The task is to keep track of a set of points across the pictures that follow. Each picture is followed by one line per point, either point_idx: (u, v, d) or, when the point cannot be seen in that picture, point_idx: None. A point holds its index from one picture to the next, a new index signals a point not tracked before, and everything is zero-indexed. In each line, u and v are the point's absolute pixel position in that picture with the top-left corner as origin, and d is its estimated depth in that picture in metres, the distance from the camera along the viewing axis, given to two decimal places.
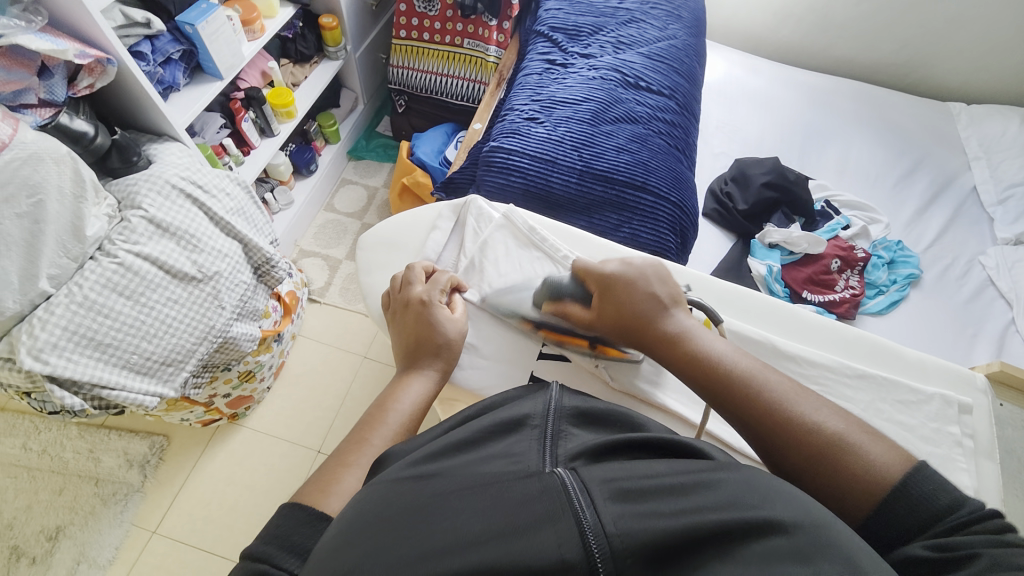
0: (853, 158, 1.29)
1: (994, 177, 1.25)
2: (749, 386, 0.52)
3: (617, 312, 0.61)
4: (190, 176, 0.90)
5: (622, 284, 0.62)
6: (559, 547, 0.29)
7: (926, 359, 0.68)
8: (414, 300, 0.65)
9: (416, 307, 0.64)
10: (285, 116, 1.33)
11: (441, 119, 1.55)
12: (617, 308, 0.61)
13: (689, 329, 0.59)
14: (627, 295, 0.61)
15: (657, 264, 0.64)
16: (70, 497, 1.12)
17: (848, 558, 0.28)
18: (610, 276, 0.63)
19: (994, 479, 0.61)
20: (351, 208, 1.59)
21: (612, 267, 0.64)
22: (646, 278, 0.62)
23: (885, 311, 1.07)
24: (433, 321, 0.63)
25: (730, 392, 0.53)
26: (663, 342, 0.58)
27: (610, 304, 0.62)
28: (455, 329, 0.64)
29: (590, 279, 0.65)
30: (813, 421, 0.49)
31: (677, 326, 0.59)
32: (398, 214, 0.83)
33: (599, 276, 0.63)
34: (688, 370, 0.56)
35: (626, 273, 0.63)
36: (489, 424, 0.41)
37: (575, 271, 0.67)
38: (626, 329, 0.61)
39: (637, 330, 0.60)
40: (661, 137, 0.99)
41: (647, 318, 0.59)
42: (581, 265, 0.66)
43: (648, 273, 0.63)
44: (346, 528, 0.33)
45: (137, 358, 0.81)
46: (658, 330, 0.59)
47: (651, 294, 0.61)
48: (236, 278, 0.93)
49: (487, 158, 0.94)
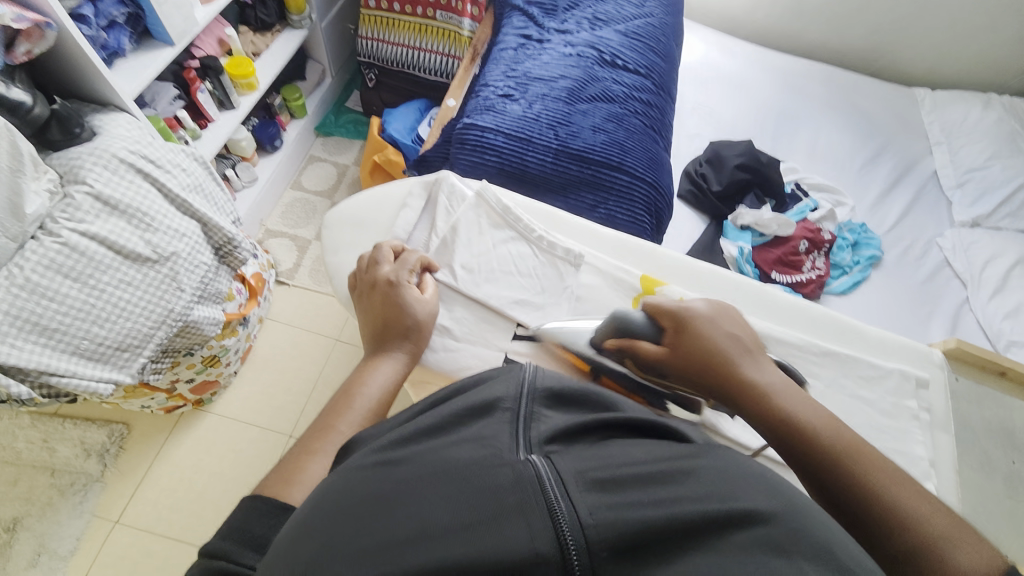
0: (822, 142, 1.32)
1: (954, 161, 1.30)
2: (848, 461, 0.45)
3: (697, 353, 0.55)
4: (140, 149, 0.84)
5: (704, 323, 0.57)
6: (532, 541, 0.28)
7: (888, 337, 0.70)
8: (381, 280, 0.63)
9: (382, 288, 0.62)
10: (247, 88, 1.26)
11: (413, 95, 1.50)
12: (697, 347, 0.55)
13: (778, 384, 0.52)
14: (710, 335, 0.56)
15: (734, 310, 0.61)
16: (24, 489, 1.07)
17: (828, 548, 0.28)
18: (690, 314, 0.58)
19: (948, 449, 0.65)
20: (321, 186, 1.53)
21: (693, 304, 0.59)
22: (728, 321, 0.58)
23: (848, 291, 1.10)
24: (401, 302, 0.61)
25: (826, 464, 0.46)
26: (748, 393, 0.51)
27: (689, 341, 0.56)
28: (425, 310, 0.62)
29: (664, 316, 0.59)
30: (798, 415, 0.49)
31: (765, 379, 0.52)
32: (367, 191, 0.80)
33: (678, 309, 0.58)
34: (774, 432, 0.49)
35: (708, 314, 0.58)
36: (460, 407, 0.40)
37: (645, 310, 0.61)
38: (701, 371, 0.54)
39: (717, 376, 0.53)
40: (637, 117, 0.98)
41: (732, 362, 0.54)
42: (652, 303, 0.61)
43: (729, 316, 0.59)
44: (307, 521, 0.31)
45: (87, 344, 0.76)
46: (741, 379, 0.52)
47: (735, 339, 0.56)
48: (196, 258, 0.89)
49: (460, 135, 0.91)
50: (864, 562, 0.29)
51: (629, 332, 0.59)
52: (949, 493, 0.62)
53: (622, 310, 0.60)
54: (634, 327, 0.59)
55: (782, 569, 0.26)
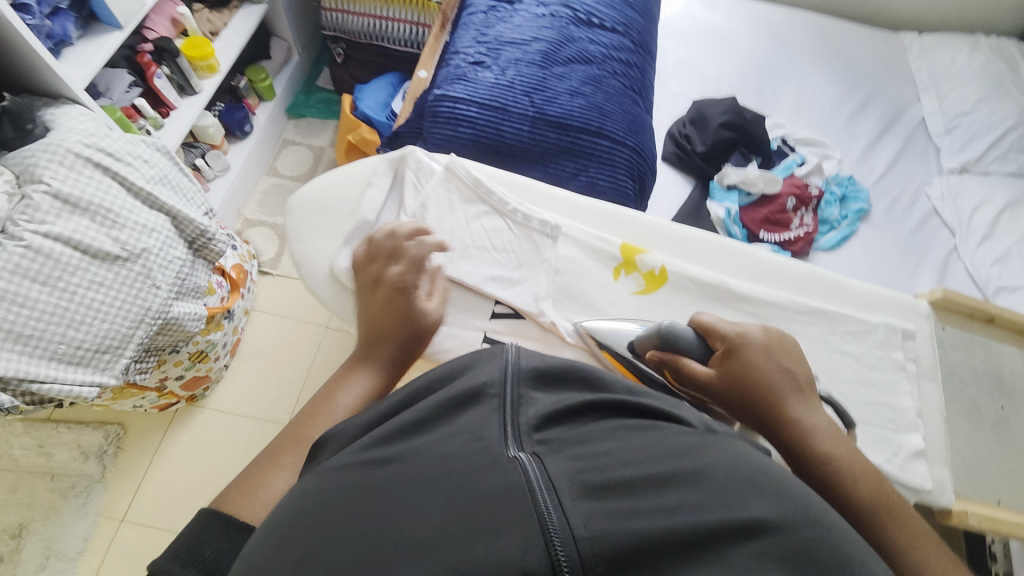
0: (808, 94, 1.28)
1: (942, 107, 1.27)
2: (879, 513, 0.46)
3: (748, 382, 0.53)
4: (96, 142, 0.79)
5: (759, 354, 0.55)
6: (522, 556, 0.27)
7: (874, 291, 0.70)
8: (387, 280, 0.60)
9: (388, 288, 0.60)
10: (207, 70, 1.19)
11: (385, 68, 1.43)
12: (748, 376, 0.53)
13: (824, 425, 0.51)
14: (763, 366, 0.54)
15: (788, 337, 0.59)
16: (26, 495, 1.07)
17: (840, 560, 0.28)
18: (745, 341, 0.55)
19: (935, 398, 0.65)
20: (296, 170, 1.48)
21: (749, 330, 0.57)
22: (782, 351, 0.56)
23: (837, 247, 1.10)
24: (404, 308, 0.58)
25: (853, 507, 0.47)
26: (791, 428, 0.51)
27: (740, 370, 0.53)
28: (429, 322, 0.59)
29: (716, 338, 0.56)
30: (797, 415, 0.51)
31: (812, 418, 0.51)
32: (331, 173, 0.78)
33: (732, 335, 0.56)
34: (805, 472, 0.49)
35: (763, 342, 0.56)
36: (443, 399, 0.39)
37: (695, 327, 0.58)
38: (746, 398, 0.53)
39: (763, 406, 0.52)
40: (615, 78, 0.94)
41: (782, 395, 0.52)
42: (704, 321, 0.58)
43: (783, 346, 0.57)
44: (281, 528, 0.31)
45: (65, 349, 0.74)
46: (786, 412, 0.52)
47: (787, 372, 0.54)
48: (169, 253, 0.84)
49: (433, 108, 0.87)
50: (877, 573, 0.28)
51: (678, 349, 0.56)
52: (935, 441, 0.63)
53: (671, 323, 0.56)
54: (686, 344, 0.55)
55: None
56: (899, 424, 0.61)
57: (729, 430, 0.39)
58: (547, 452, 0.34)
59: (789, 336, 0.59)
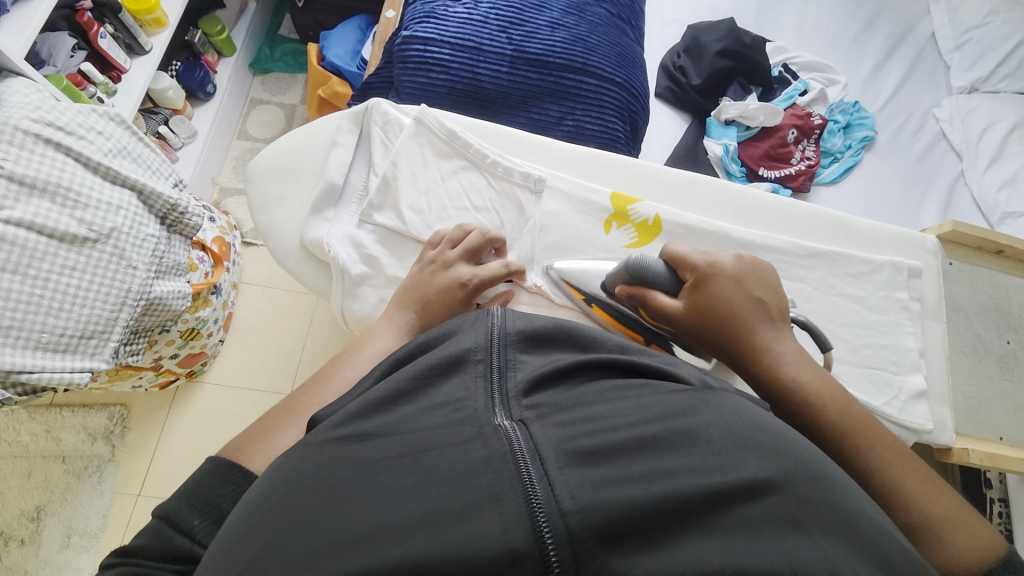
0: (811, 14, 1.18)
1: (953, 20, 1.17)
2: (850, 437, 0.46)
3: (715, 311, 0.52)
4: (43, 116, 0.72)
5: (727, 283, 0.53)
6: (505, 534, 0.25)
7: (879, 227, 0.66)
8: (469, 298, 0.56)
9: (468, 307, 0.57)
10: (155, 25, 1.10)
11: (349, 11, 1.31)
12: (715, 306, 0.52)
13: (793, 353, 0.51)
14: (732, 295, 0.53)
15: (765, 266, 0.57)
16: (41, 478, 1.09)
17: (841, 515, 0.27)
18: (718, 271, 0.54)
19: (938, 336, 0.64)
20: (268, 131, 1.39)
21: (718, 260, 0.55)
22: (753, 278, 0.54)
23: (839, 179, 1.05)
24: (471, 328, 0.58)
25: (822, 433, 0.47)
26: (760, 357, 0.51)
27: (707, 300, 0.53)
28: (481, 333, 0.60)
29: (686, 269, 0.55)
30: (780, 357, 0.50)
31: (780, 347, 0.51)
32: (289, 135, 0.72)
33: (702, 266, 0.54)
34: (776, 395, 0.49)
35: (738, 269, 0.55)
36: (425, 366, 0.37)
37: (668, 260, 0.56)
38: (714, 331, 0.52)
39: (730, 339, 0.52)
40: (601, 5, 0.86)
41: (749, 327, 0.52)
42: (674, 252, 0.56)
43: (755, 273, 0.55)
44: (260, 505, 0.30)
45: (48, 337, 0.69)
46: (755, 343, 0.51)
47: (756, 302, 0.53)
48: (141, 231, 0.78)
49: (401, 52, 0.79)
50: (878, 525, 0.28)
51: (648, 283, 0.55)
52: (936, 377, 0.62)
53: (640, 256, 0.55)
54: (654, 277, 0.55)
55: (800, 547, 0.25)
56: (901, 365, 0.60)
57: (727, 386, 0.37)
58: (534, 418, 0.32)
59: (765, 263, 0.57)
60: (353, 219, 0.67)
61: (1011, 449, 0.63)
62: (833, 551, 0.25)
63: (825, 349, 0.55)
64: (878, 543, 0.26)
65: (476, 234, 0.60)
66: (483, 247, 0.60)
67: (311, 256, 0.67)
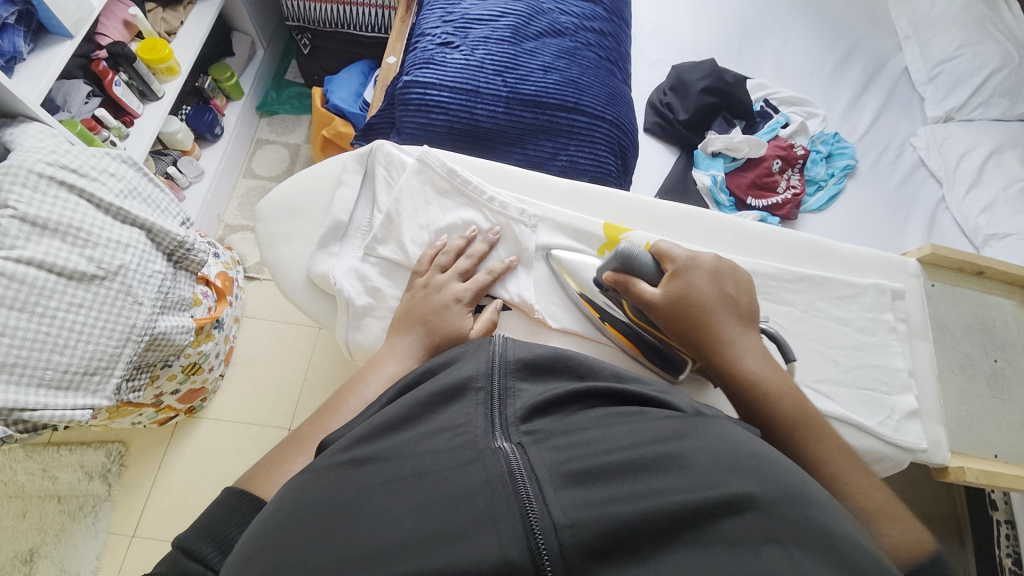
0: (789, 53, 1.25)
1: (924, 55, 1.24)
2: (799, 429, 0.50)
3: (691, 303, 0.55)
4: (58, 159, 0.74)
5: (703, 278, 0.56)
6: (501, 551, 0.26)
7: (862, 252, 0.69)
8: (459, 320, 0.59)
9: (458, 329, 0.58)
10: (168, 73, 1.15)
11: (353, 56, 1.37)
12: (691, 295, 0.55)
13: (754, 351, 0.54)
14: (708, 287, 0.56)
15: (742, 274, 0.59)
16: (35, 519, 1.06)
17: (822, 532, 0.27)
18: (697, 264, 0.57)
19: (926, 356, 0.66)
20: (273, 169, 1.44)
21: (701, 257, 0.58)
22: (728, 277, 0.57)
23: (824, 207, 1.09)
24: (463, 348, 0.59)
25: (772, 422, 0.50)
26: (724, 351, 0.53)
27: (682, 290, 0.55)
28: None
29: (669, 261, 0.58)
30: (747, 357, 0.53)
31: (744, 343, 0.54)
32: (298, 176, 0.75)
33: (683, 261, 0.58)
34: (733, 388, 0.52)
35: (716, 265, 0.58)
36: (427, 394, 0.38)
37: (653, 251, 0.60)
38: (688, 320, 0.55)
39: (700, 325, 0.54)
40: (590, 50, 0.91)
41: (718, 321, 0.54)
42: (661, 245, 0.59)
43: (734, 276, 0.58)
44: (271, 525, 0.30)
45: (51, 374, 0.70)
46: (721, 336, 0.54)
47: (726, 297, 0.56)
48: (148, 267, 0.79)
49: (403, 96, 0.84)
50: (860, 542, 0.27)
51: (633, 272, 0.58)
52: (928, 397, 0.63)
53: (628, 245, 0.57)
54: (639, 266, 0.57)
55: (779, 562, 0.25)
56: (892, 386, 0.61)
57: (717, 411, 0.38)
58: (531, 443, 0.33)
59: (743, 270, 0.60)
60: (357, 252, 0.69)
61: (1007, 466, 0.63)
62: (812, 565, 0.25)
63: (790, 359, 0.57)
64: (858, 559, 0.26)
65: (466, 259, 0.65)
66: (474, 272, 0.65)
67: (316, 290, 0.69)
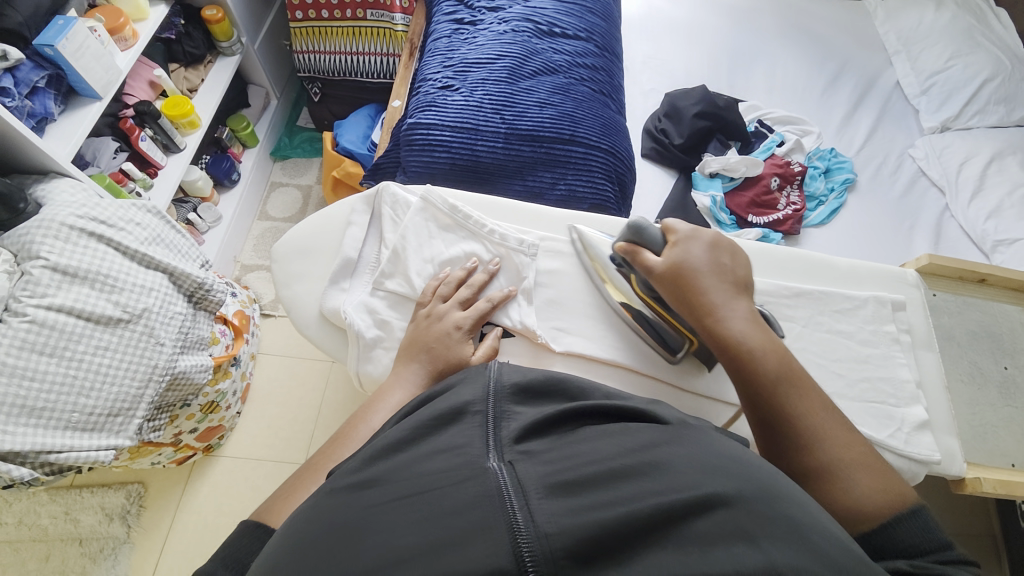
0: (780, 73, 1.29)
1: (914, 69, 1.27)
2: (781, 386, 0.50)
3: (690, 269, 0.56)
4: (88, 212, 0.79)
5: (707, 252, 0.58)
6: (491, 558, 0.27)
7: (859, 266, 0.70)
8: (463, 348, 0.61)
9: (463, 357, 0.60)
10: (189, 126, 1.23)
11: (360, 101, 1.45)
12: (692, 263, 0.57)
13: (744, 316, 0.54)
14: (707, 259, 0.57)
15: (742, 255, 0.61)
16: (58, 562, 1.07)
17: (788, 524, 0.28)
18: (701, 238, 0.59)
19: (934, 366, 0.65)
20: (287, 211, 1.51)
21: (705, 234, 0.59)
22: (728, 254, 0.59)
23: (826, 221, 1.10)
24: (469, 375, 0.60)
25: (758, 382, 0.50)
26: (714, 312, 0.54)
27: (685, 260, 0.57)
28: None
29: (678, 234, 0.60)
30: (743, 321, 0.53)
31: (739, 307, 0.54)
32: (310, 218, 0.79)
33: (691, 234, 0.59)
34: (722, 346, 0.53)
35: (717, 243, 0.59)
36: (428, 417, 0.39)
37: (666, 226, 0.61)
38: (687, 284, 0.56)
39: (699, 288, 0.55)
40: (584, 84, 0.96)
41: (714, 286, 0.55)
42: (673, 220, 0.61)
43: (732, 251, 0.59)
44: (280, 550, 0.31)
45: (78, 416, 0.72)
46: (718, 300, 0.55)
47: (725, 269, 0.57)
48: (170, 309, 0.83)
49: (408, 136, 0.89)
50: (822, 529, 0.29)
51: (644, 242, 0.61)
52: (941, 410, 0.62)
53: (644, 218, 0.61)
54: (649, 238, 0.60)
55: (745, 555, 0.26)
56: (900, 398, 0.61)
57: (705, 422, 0.39)
58: (522, 460, 0.34)
59: (740, 250, 0.61)
60: (367, 287, 0.72)
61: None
62: (779, 555, 0.27)
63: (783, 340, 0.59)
64: (822, 547, 0.28)
65: (466, 288, 0.67)
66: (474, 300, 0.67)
67: (328, 325, 0.72)
